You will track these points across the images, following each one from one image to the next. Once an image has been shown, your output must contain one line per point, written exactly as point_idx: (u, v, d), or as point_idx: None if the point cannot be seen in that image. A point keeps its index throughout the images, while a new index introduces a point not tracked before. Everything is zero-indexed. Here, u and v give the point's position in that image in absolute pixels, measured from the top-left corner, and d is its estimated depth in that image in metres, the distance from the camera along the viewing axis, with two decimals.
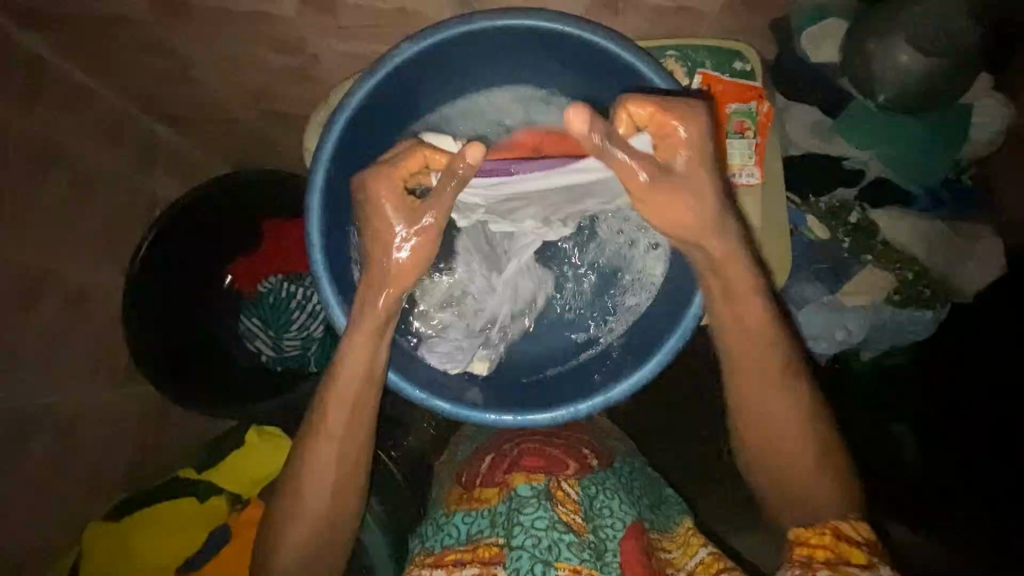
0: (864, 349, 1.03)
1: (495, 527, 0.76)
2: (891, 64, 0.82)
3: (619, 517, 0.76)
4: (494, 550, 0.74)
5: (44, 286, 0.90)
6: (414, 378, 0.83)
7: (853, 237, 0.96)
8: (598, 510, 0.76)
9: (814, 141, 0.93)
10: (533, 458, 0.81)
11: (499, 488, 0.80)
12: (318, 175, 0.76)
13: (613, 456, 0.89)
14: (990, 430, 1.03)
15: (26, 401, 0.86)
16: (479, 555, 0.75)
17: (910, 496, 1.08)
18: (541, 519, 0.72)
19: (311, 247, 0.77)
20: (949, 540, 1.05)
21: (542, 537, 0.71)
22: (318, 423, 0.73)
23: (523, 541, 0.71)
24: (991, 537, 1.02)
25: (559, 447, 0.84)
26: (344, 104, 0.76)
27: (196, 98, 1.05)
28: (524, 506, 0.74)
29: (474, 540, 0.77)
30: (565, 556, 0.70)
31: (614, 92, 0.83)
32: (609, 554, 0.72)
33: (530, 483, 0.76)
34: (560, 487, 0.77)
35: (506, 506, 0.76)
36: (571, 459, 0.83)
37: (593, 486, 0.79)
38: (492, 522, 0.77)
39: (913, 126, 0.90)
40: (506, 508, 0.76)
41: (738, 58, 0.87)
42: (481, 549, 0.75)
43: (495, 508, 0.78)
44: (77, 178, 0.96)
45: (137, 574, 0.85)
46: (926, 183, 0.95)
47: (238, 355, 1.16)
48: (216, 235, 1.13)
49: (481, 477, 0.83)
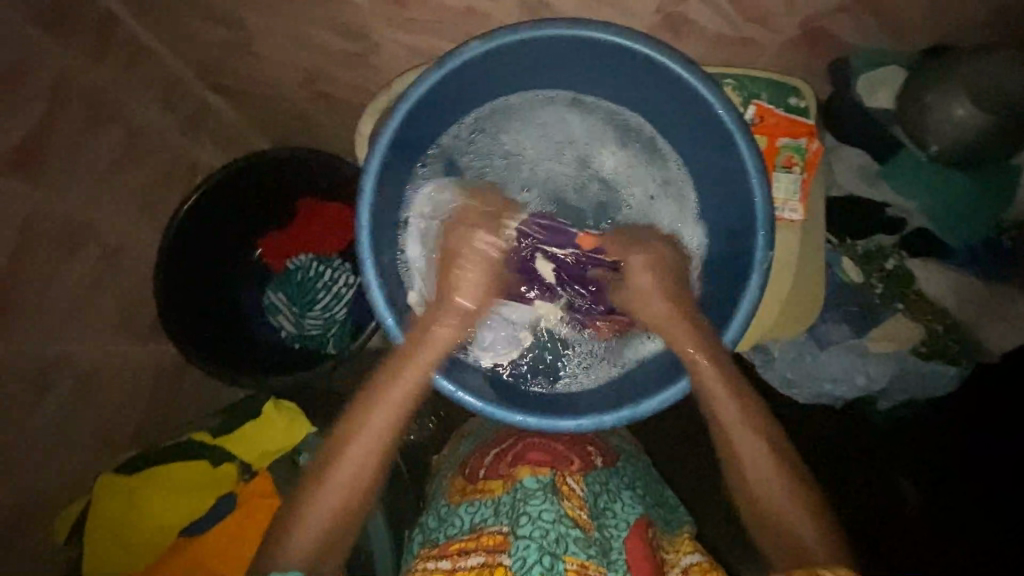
0: (881, 398, 1.01)
1: (499, 516, 0.74)
2: (947, 117, 0.83)
3: (623, 516, 0.77)
4: (498, 539, 0.72)
5: (84, 236, 0.91)
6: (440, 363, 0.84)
7: (885, 284, 0.97)
8: (602, 509, 0.77)
9: (859, 185, 0.95)
10: (538, 452, 0.81)
11: (503, 481, 0.78)
12: (374, 159, 0.78)
13: (617, 456, 0.88)
14: (1011, 466, 0.95)
15: (54, 348, 0.88)
16: (484, 543, 0.72)
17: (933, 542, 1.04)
18: (547, 511, 0.71)
19: (359, 229, 0.78)
20: None
21: (548, 529, 0.70)
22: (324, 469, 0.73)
23: (529, 531, 0.69)
24: None
25: (564, 443, 0.83)
26: (408, 92, 0.77)
27: (252, 71, 1.07)
28: (531, 497, 0.72)
29: (478, 530, 0.74)
30: (573, 551, 0.69)
31: (671, 106, 0.85)
32: (614, 553, 0.72)
33: (535, 475, 0.75)
34: (565, 483, 0.77)
35: (510, 496, 0.75)
36: (576, 454, 0.83)
37: (596, 484, 0.79)
38: (495, 512, 0.75)
39: (960, 179, 0.90)
40: (510, 498, 0.74)
41: (795, 93, 0.87)
42: (485, 537, 0.73)
43: (498, 499, 0.76)
44: (128, 135, 0.98)
45: (145, 529, 0.87)
46: (967, 239, 0.94)
47: (258, 329, 1.17)
48: (252, 206, 1.14)
49: (484, 470, 0.81)
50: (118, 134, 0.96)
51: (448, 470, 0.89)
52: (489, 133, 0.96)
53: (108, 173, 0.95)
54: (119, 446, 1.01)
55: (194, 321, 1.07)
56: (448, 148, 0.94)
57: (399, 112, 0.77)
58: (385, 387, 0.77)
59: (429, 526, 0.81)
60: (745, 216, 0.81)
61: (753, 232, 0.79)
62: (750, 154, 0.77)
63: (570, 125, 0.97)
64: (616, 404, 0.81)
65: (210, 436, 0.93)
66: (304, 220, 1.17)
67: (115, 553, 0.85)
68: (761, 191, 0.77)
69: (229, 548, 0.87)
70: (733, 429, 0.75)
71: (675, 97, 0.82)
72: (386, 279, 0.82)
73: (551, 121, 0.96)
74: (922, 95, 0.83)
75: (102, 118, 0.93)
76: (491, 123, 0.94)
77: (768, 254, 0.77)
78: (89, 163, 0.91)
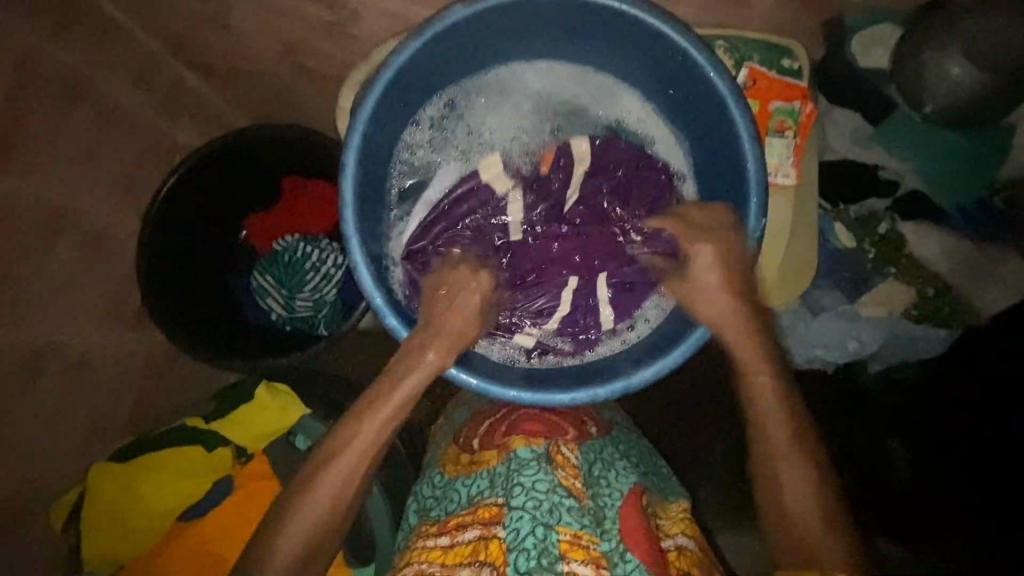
0: (872, 361, 1.03)
1: (494, 488, 0.73)
2: (942, 75, 0.83)
3: (617, 486, 0.74)
4: (494, 510, 0.71)
5: (65, 222, 0.89)
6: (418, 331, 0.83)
7: (877, 249, 0.95)
8: (596, 479, 0.74)
9: (852, 146, 0.94)
10: (533, 424, 0.80)
11: (498, 451, 0.77)
12: (356, 133, 0.75)
13: (611, 425, 0.88)
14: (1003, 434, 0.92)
15: (42, 335, 0.86)
16: (479, 516, 0.72)
17: None
18: (541, 481, 0.70)
19: (343, 205, 0.76)
20: None
21: (542, 499, 0.69)
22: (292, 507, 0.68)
23: (523, 502, 0.69)
24: None
25: (559, 414, 0.83)
26: (389, 62, 0.74)
27: (229, 45, 1.03)
28: (525, 467, 0.72)
29: (475, 502, 0.74)
30: (566, 521, 0.68)
31: (660, 67, 0.82)
32: (607, 522, 0.70)
33: (529, 446, 0.75)
34: (559, 452, 0.76)
35: (505, 467, 0.74)
36: (571, 425, 0.82)
37: (592, 453, 0.78)
38: (491, 483, 0.74)
39: (954, 139, 0.90)
40: (505, 469, 0.73)
41: (787, 56, 0.86)
42: (481, 510, 0.72)
43: (493, 469, 0.75)
44: (102, 115, 0.94)
45: (142, 515, 0.86)
46: (960, 201, 0.94)
47: (248, 311, 1.15)
48: (236, 189, 1.12)
49: (479, 440, 0.81)
50: (92, 114, 0.93)
51: (442, 440, 0.89)
52: (489, 86, 0.91)
53: (84, 155, 0.92)
54: (112, 434, 1.00)
55: (184, 307, 1.06)
56: (443, 116, 0.91)
57: (379, 83, 0.74)
58: (357, 422, 0.71)
59: (424, 495, 0.82)
60: (738, 185, 0.79)
61: (745, 201, 0.78)
62: (743, 119, 0.75)
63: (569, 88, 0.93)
64: (611, 375, 0.81)
65: (204, 421, 0.92)
66: (291, 201, 1.16)
67: (120, 539, 0.85)
68: (753, 159, 0.75)
69: (233, 531, 0.88)
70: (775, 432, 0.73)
71: (664, 62, 0.80)
72: (371, 257, 0.80)
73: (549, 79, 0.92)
74: (920, 52, 0.84)
75: (75, 96, 0.90)
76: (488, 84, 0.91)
77: (761, 223, 0.76)
78: (66, 143, 0.88)
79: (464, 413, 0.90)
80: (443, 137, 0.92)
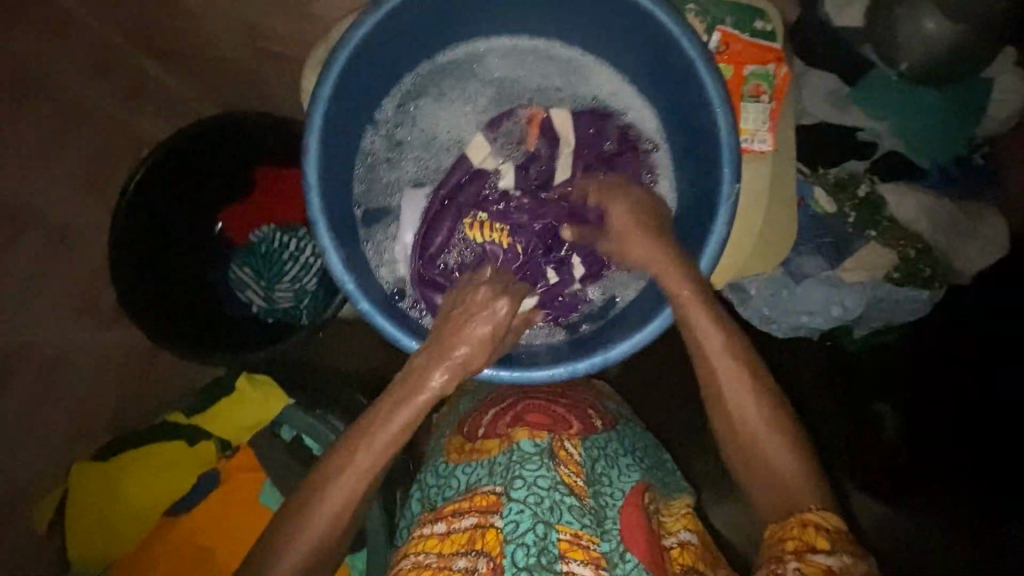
0: (855, 326, 1.02)
1: (493, 477, 0.72)
2: (916, 30, 0.83)
3: (620, 486, 0.74)
4: (491, 499, 0.70)
5: (29, 219, 0.87)
6: (393, 313, 0.82)
7: (858, 212, 0.94)
8: (598, 475, 0.74)
9: (829, 109, 0.92)
10: (537, 415, 0.77)
11: (500, 440, 0.75)
12: (317, 114, 0.73)
13: (616, 420, 0.86)
14: None
15: (14, 336, 0.84)
16: (476, 504, 0.71)
17: (905, 462, 1.08)
18: (542, 478, 0.68)
19: (307, 190, 0.74)
20: (941, 499, 1.06)
21: (544, 496, 0.67)
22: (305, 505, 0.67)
23: (523, 495, 0.67)
24: (973, 491, 1.03)
25: (565, 407, 0.80)
26: (348, 38, 0.72)
27: (192, 32, 1.00)
28: (527, 461, 0.70)
29: (472, 488, 0.72)
30: (566, 520, 0.67)
31: (626, 34, 0.81)
32: (608, 523, 0.70)
33: (532, 439, 0.72)
34: (563, 447, 0.73)
35: (505, 457, 0.72)
36: (578, 419, 0.79)
37: (595, 449, 0.76)
38: (490, 472, 0.73)
39: (930, 96, 0.89)
40: (506, 459, 0.72)
41: (759, 17, 0.84)
42: (478, 497, 0.71)
43: (495, 458, 0.74)
44: (62, 109, 0.92)
45: (129, 512, 0.86)
46: (938, 160, 0.93)
47: (230, 304, 1.13)
48: (209, 179, 1.10)
49: (483, 429, 0.79)
50: (50, 107, 0.90)
51: (444, 429, 0.87)
52: (453, 61, 0.90)
53: (46, 151, 0.89)
54: (92, 435, 0.99)
55: (162, 302, 1.04)
56: (408, 91, 0.90)
57: (337, 60, 0.72)
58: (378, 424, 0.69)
59: (428, 483, 0.80)
60: (708, 150, 0.78)
61: (718, 165, 0.75)
62: (711, 79, 0.73)
63: (538, 67, 0.92)
64: (589, 350, 0.80)
65: (187, 416, 0.91)
66: (269, 189, 1.13)
67: (106, 532, 0.85)
68: (723, 121, 0.73)
69: (222, 521, 0.89)
70: (718, 370, 0.72)
71: (630, 27, 0.79)
72: (341, 241, 0.79)
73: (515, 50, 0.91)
74: (894, 9, 0.84)
75: (32, 88, 0.87)
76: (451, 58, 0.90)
77: (734, 188, 0.74)
78: (23, 141, 0.86)
79: (468, 402, 0.88)
80: (410, 113, 0.91)
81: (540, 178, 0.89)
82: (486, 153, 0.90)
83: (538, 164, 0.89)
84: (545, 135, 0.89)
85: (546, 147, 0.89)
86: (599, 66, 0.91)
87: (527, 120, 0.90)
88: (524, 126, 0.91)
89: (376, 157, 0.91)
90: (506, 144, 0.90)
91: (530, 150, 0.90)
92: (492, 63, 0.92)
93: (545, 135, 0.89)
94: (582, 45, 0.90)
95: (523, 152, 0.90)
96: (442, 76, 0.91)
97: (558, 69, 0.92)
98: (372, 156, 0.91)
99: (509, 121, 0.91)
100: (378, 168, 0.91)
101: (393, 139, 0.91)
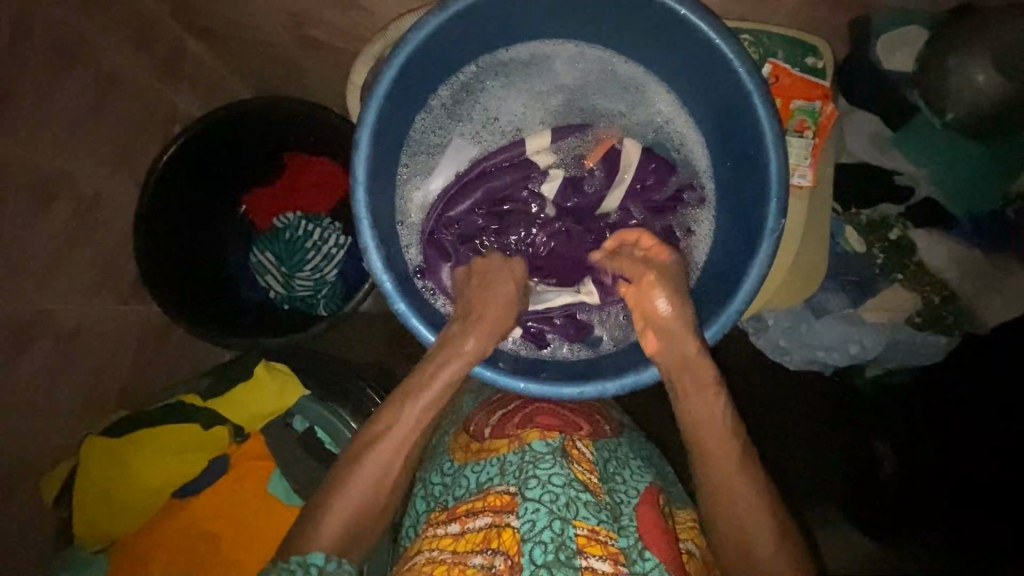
0: (870, 366, 1.02)
1: (504, 476, 0.71)
2: (966, 82, 0.83)
3: (632, 484, 0.74)
4: (505, 498, 0.69)
5: (58, 189, 0.86)
6: (425, 314, 0.81)
7: (887, 254, 0.95)
8: (611, 475, 0.74)
9: (870, 151, 0.94)
10: (548, 417, 0.78)
11: (510, 440, 0.75)
12: (370, 111, 0.73)
13: (623, 426, 0.86)
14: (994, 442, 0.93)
15: (34, 305, 0.84)
16: (490, 504, 0.69)
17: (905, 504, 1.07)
18: (557, 475, 0.68)
19: (354, 184, 0.74)
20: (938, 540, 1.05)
21: (559, 493, 0.66)
22: (324, 503, 0.68)
23: (538, 494, 0.66)
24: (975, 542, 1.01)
25: (572, 410, 0.81)
26: (407, 39, 0.72)
27: (234, 11, 0.99)
28: (540, 460, 0.70)
29: (484, 488, 0.71)
30: (583, 515, 0.66)
31: (680, 58, 0.81)
32: (625, 518, 0.69)
33: (544, 439, 0.73)
34: (574, 446, 0.74)
35: (517, 456, 0.72)
36: (585, 421, 0.80)
37: (606, 450, 0.77)
38: (501, 471, 0.72)
39: (975, 147, 0.90)
40: (518, 459, 0.71)
41: (812, 52, 0.85)
42: (491, 497, 0.70)
43: (505, 457, 0.73)
44: (100, 81, 0.91)
45: (135, 495, 0.85)
46: (970, 210, 0.93)
47: (249, 289, 1.13)
48: (239, 162, 1.09)
49: (490, 429, 0.79)
50: (89, 78, 0.89)
51: (450, 426, 0.87)
52: (506, 70, 0.90)
53: (78, 122, 0.88)
54: (103, 410, 0.98)
55: (182, 293, 1.01)
56: (459, 95, 0.89)
57: (396, 60, 0.72)
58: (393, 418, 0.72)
59: (432, 483, 0.80)
60: (756, 180, 0.78)
61: (766, 200, 0.75)
62: (766, 116, 0.73)
63: (593, 81, 0.92)
64: (619, 370, 0.79)
65: (200, 398, 0.91)
66: (293, 175, 1.12)
67: (114, 514, 0.85)
68: (775, 157, 0.73)
69: (227, 509, 0.88)
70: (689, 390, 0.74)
71: (690, 51, 0.78)
72: (383, 241, 0.79)
73: (568, 65, 0.91)
74: (946, 58, 0.83)
75: (73, 58, 0.86)
76: (505, 66, 0.89)
77: (779, 224, 0.74)
78: (56, 110, 0.84)
79: (473, 401, 0.88)
80: (459, 117, 0.91)
81: (581, 195, 0.90)
82: (545, 150, 0.89)
83: (590, 184, 0.90)
84: (606, 161, 0.90)
85: (602, 168, 0.90)
86: (650, 88, 0.90)
87: (599, 139, 0.91)
88: (592, 139, 0.91)
89: (418, 157, 0.90)
90: (569, 153, 0.91)
91: (588, 168, 0.90)
92: (545, 76, 0.92)
93: (607, 156, 0.90)
94: (637, 65, 0.89)
95: (580, 168, 0.91)
96: (493, 83, 0.91)
97: (614, 87, 0.92)
98: (414, 156, 0.90)
99: (581, 135, 0.91)
100: (419, 168, 0.90)
101: (438, 140, 0.91)
